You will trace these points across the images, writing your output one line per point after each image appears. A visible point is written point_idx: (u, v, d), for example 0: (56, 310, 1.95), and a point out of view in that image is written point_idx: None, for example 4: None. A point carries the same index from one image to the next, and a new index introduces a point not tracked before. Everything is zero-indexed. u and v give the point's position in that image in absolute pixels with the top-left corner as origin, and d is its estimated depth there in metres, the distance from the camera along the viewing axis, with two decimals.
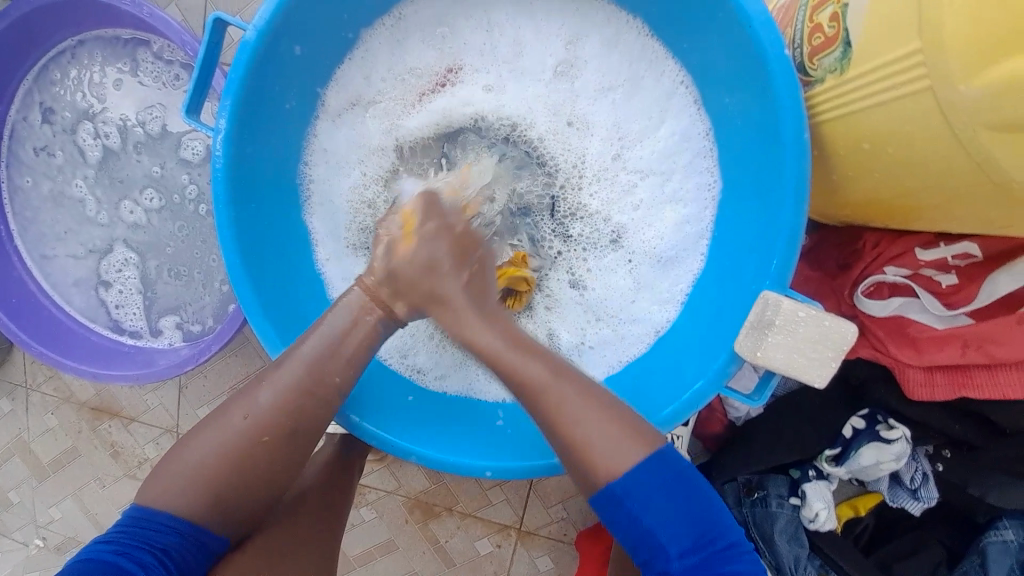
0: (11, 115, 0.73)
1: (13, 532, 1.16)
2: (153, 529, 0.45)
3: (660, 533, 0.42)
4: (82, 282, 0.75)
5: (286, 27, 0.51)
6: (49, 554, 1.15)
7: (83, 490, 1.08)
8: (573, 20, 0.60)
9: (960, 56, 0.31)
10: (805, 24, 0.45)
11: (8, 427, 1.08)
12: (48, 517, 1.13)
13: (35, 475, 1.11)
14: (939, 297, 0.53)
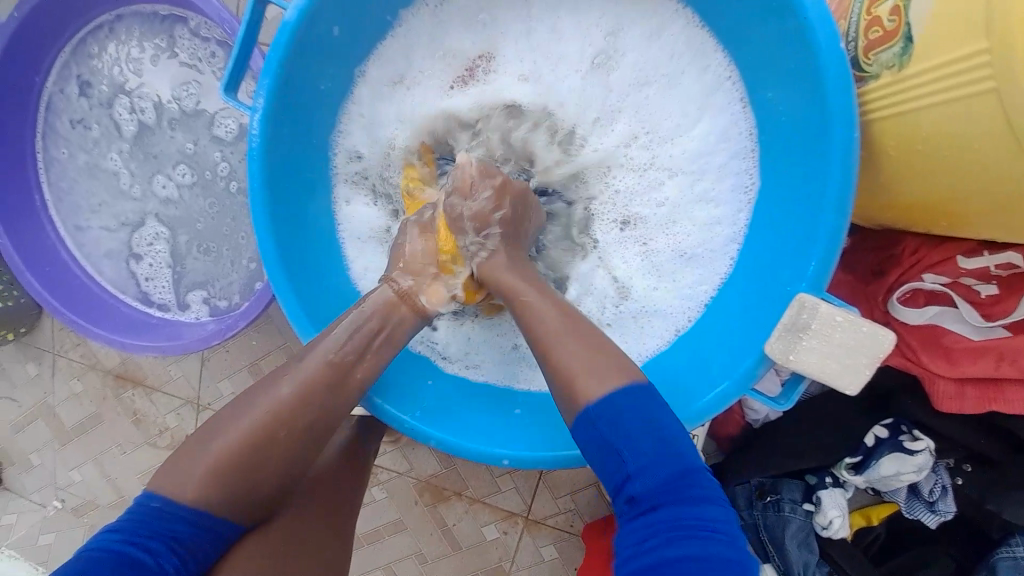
0: (48, 86, 0.73)
1: (35, 493, 1.20)
2: (167, 517, 0.44)
3: (628, 452, 0.41)
4: (113, 253, 0.76)
5: (327, 8, 0.51)
6: (70, 516, 1.19)
7: (105, 455, 1.11)
8: (617, 13, 0.60)
9: None
10: (862, 17, 0.44)
11: (34, 391, 1.12)
12: (70, 479, 1.17)
13: (59, 438, 1.14)
14: (976, 308, 0.53)
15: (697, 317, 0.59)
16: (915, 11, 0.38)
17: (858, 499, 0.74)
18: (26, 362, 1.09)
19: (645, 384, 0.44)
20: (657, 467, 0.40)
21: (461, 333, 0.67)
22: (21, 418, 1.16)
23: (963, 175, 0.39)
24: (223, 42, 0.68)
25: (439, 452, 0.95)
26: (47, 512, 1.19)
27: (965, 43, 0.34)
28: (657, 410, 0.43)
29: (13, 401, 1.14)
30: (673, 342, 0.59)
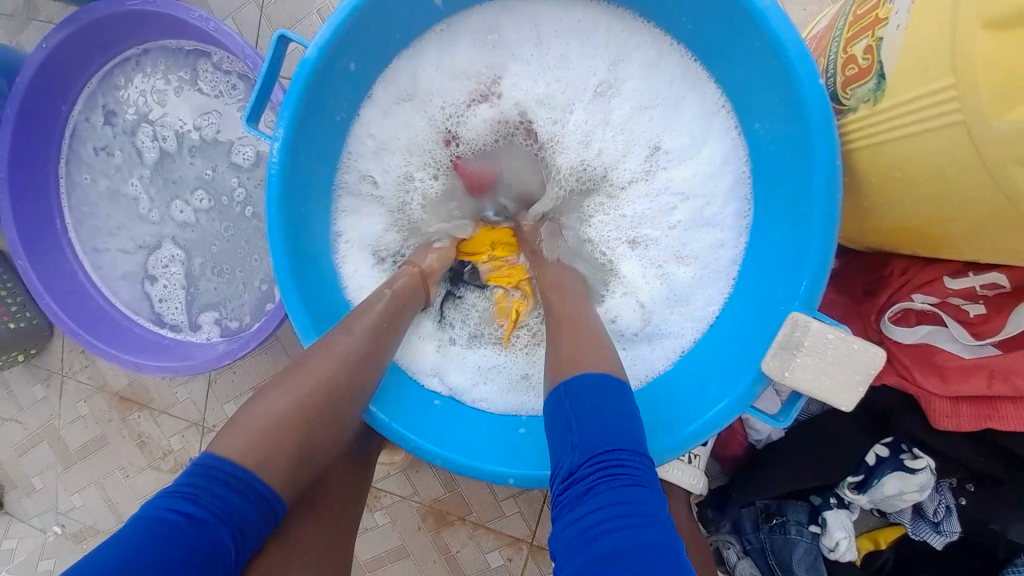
0: (73, 114, 0.76)
1: (34, 518, 1.19)
2: (227, 500, 0.41)
3: (573, 436, 0.45)
4: (129, 275, 0.79)
5: (345, 43, 0.55)
6: (69, 543, 1.18)
7: (108, 478, 1.11)
8: (618, 43, 0.62)
9: (992, 90, 0.33)
10: (840, 55, 0.48)
11: (41, 413, 1.12)
12: (70, 505, 1.17)
13: (62, 461, 1.14)
14: (966, 326, 0.54)
15: (702, 335, 0.61)
16: (887, 49, 0.41)
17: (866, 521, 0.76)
18: (34, 384, 1.10)
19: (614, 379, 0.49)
20: (591, 447, 0.44)
21: (465, 366, 0.67)
22: (25, 441, 1.16)
23: (924, 202, 0.42)
24: (244, 75, 0.72)
25: (442, 475, 0.94)
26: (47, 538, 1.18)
27: (928, 82, 0.37)
28: (618, 404, 0.47)
29: (18, 423, 1.15)
30: (679, 359, 0.62)
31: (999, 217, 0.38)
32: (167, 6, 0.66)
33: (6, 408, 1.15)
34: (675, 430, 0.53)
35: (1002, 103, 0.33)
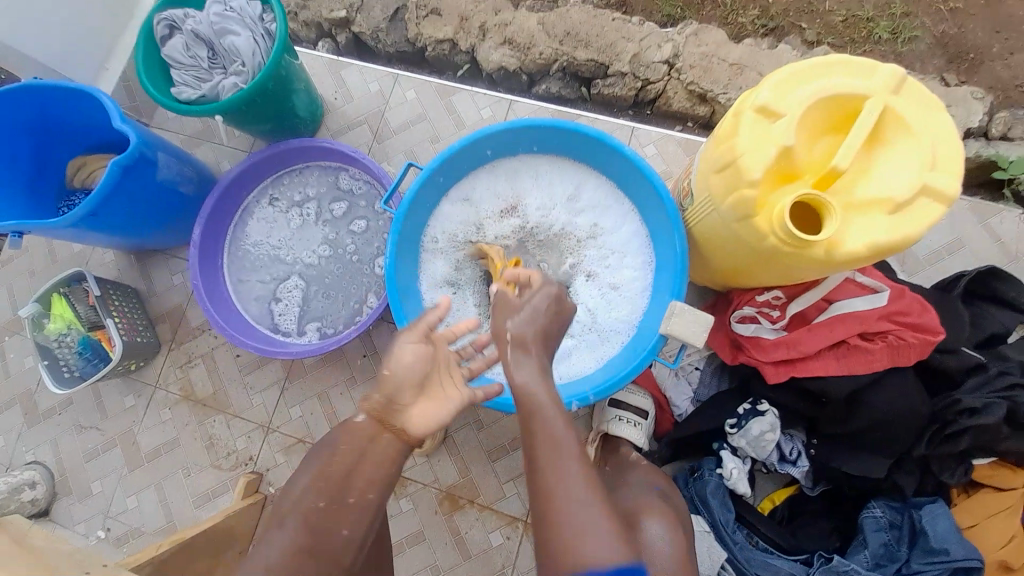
0: (247, 197, 1.19)
1: (77, 524, 1.30)
2: None
3: None
4: (261, 297, 1.17)
5: (442, 169, 1.03)
6: (109, 546, 1.28)
7: (169, 479, 1.30)
8: (586, 173, 1.10)
9: (723, 195, 0.75)
10: (682, 184, 0.96)
11: (121, 422, 1.34)
12: (122, 507, 1.30)
13: (128, 465, 1.32)
14: (773, 320, 0.92)
15: (630, 333, 1.03)
16: (693, 179, 0.85)
17: (766, 489, 1.04)
18: (125, 394, 1.35)
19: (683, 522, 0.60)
20: None
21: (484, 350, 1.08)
22: (94, 449, 1.33)
23: (715, 248, 0.85)
24: (368, 182, 1.18)
25: (458, 464, 1.21)
26: (89, 541, 1.28)
27: (704, 192, 0.80)
28: None
29: (94, 431, 1.34)
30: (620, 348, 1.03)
31: (738, 254, 0.79)
32: (333, 144, 1.12)
33: (89, 417, 1.35)
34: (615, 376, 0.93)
35: (726, 199, 0.74)
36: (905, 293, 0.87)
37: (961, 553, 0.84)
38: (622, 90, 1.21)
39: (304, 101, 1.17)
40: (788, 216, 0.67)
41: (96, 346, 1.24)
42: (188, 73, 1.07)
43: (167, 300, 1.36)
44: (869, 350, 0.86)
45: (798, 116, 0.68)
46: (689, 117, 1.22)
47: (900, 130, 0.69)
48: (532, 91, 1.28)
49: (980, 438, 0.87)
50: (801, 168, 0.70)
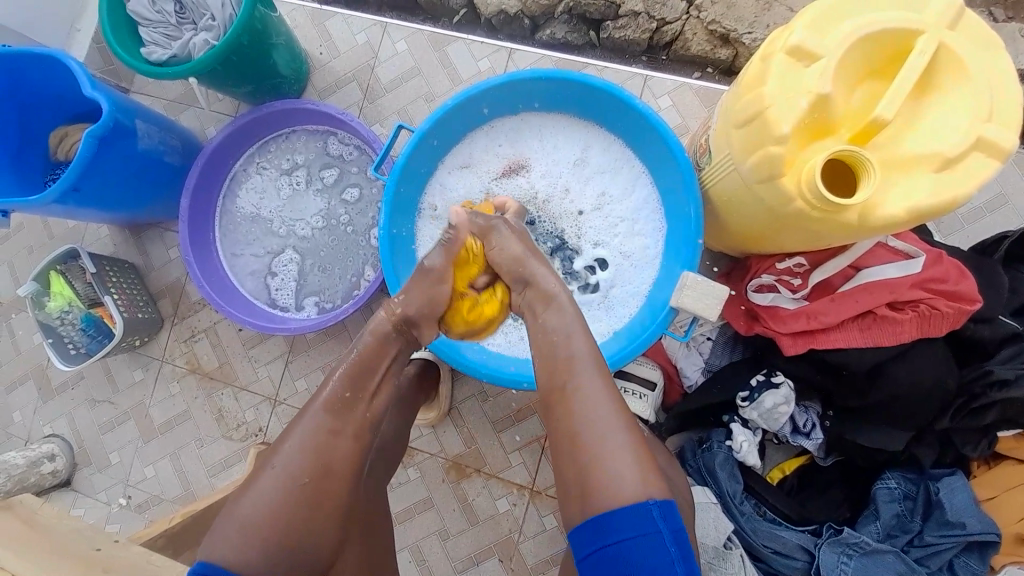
0: (236, 166, 1.13)
1: (98, 493, 1.29)
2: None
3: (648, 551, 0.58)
4: (256, 272, 1.13)
5: (436, 130, 0.95)
6: (130, 513, 1.26)
7: (182, 450, 1.28)
8: (593, 131, 1.02)
9: (742, 152, 0.67)
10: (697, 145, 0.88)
11: (134, 395, 1.31)
12: (140, 477, 1.29)
13: (143, 437, 1.30)
14: (792, 290, 0.86)
15: (639, 304, 0.98)
16: (710, 136, 0.77)
17: (777, 458, 1.01)
18: (133, 369, 1.31)
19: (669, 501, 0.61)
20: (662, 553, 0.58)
21: None
22: (109, 422, 1.31)
23: (733, 212, 0.77)
24: (360, 147, 1.11)
25: (464, 434, 1.19)
26: (111, 509, 1.27)
27: (722, 149, 0.73)
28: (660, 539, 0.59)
29: (109, 404, 1.31)
30: (627, 320, 0.98)
31: (757, 218, 0.72)
32: (319, 105, 1.05)
33: (103, 391, 1.32)
34: (622, 351, 0.88)
35: (745, 157, 0.67)
36: (940, 259, 0.81)
37: (978, 527, 0.82)
38: (634, 33, 1.09)
39: (284, 57, 1.07)
40: (820, 175, 0.60)
41: (99, 323, 1.19)
42: (157, 29, 0.99)
43: (165, 275, 1.31)
44: (897, 321, 0.81)
45: (836, 59, 0.59)
46: (710, 62, 1.11)
47: (956, 72, 0.60)
48: (535, 37, 1.16)
49: (1007, 413, 0.82)
50: (836, 119, 0.62)
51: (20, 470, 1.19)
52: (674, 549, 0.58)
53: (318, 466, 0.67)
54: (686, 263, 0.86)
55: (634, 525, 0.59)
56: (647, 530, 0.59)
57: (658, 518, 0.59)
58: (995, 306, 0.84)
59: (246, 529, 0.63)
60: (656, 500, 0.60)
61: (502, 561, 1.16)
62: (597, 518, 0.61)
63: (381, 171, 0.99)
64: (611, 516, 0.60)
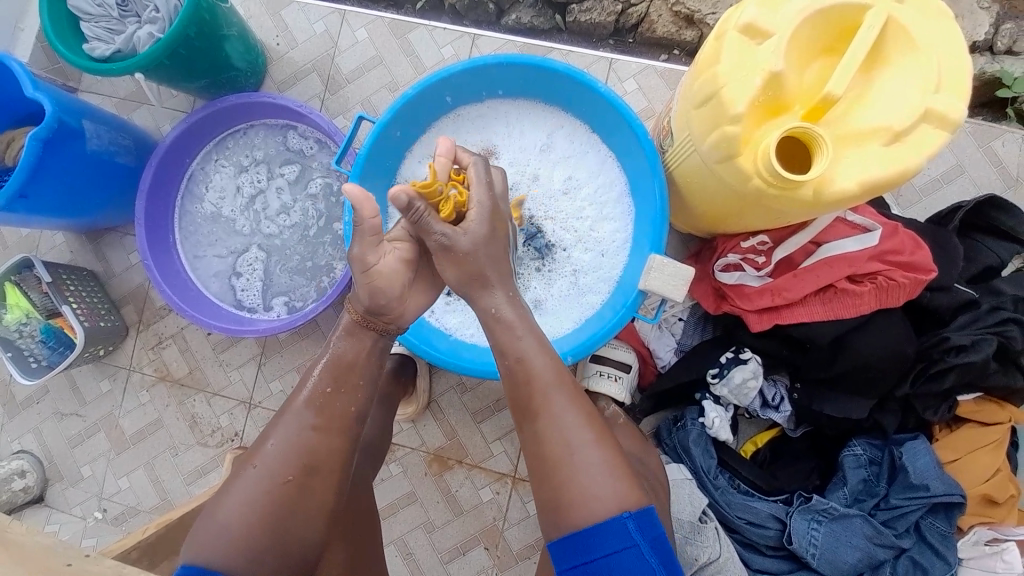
0: (192, 165, 1.09)
1: (71, 508, 1.25)
2: None
3: (624, 561, 0.60)
4: (220, 274, 1.10)
5: (398, 120, 0.93)
6: (106, 527, 1.23)
7: (156, 460, 1.25)
8: (558, 116, 1.01)
9: (701, 132, 0.67)
10: (660, 127, 0.88)
11: (102, 405, 1.27)
12: (114, 489, 1.25)
13: (114, 448, 1.26)
14: (757, 268, 0.88)
15: (610, 289, 0.98)
16: (672, 117, 0.77)
17: (750, 431, 1.03)
18: (101, 379, 1.27)
19: (644, 507, 0.63)
20: (640, 564, 0.60)
21: (460, 311, 1.01)
22: (77, 435, 1.26)
23: (696, 193, 0.77)
24: (322, 140, 1.08)
25: (444, 427, 1.19)
26: (85, 523, 1.23)
27: (682, 130, 0.73)
28: (632, 546, 0.61)
29: (77, 417, 1.27)
30: (600, 305, 0.98)
31: (719, 198, 0.73)
32: (276, 99, 1.02)
33: (69, 403, 1.27)
34: (595, 336, 0.89)
35: (704, 138, 0.67)
36: (897, 231, 0.83)
37: (941, 488, 0.86)
38: (600, 16, 1.09)
39: (238, 49, 1.03)
40: (775, 153, 0.60)
41: (59, 333, 1.15)
42: (99, 24, 0.94)
43: (129, 281, 1.27)
44: (856, 294, 0.83)
45: (789, 34, 0.59)
46: (676, 43, 1.10)
47: (906, 44, 0.61)
48: (501, 23, 1.14)
49: (964, 377, 0.85)
50: (790, 96, 0.62)
51: None
52: (653, 558, 0.60)
53: (294, 467, 0.64)
54: (654, 246, 0.86)
55: (612, 540, 0.61)
56: (625, 544, 0.61)
57: (634, 530, 0.61)
58: (951, 275, 0.87)
59: (221, 532, 0.62)
60: (630, 510, 0.62)
61: (487, 549, 1.17)
62: (572, 537, 0.63)
63: (343, 164, 0.97)
64: (588, 535, 0.62)
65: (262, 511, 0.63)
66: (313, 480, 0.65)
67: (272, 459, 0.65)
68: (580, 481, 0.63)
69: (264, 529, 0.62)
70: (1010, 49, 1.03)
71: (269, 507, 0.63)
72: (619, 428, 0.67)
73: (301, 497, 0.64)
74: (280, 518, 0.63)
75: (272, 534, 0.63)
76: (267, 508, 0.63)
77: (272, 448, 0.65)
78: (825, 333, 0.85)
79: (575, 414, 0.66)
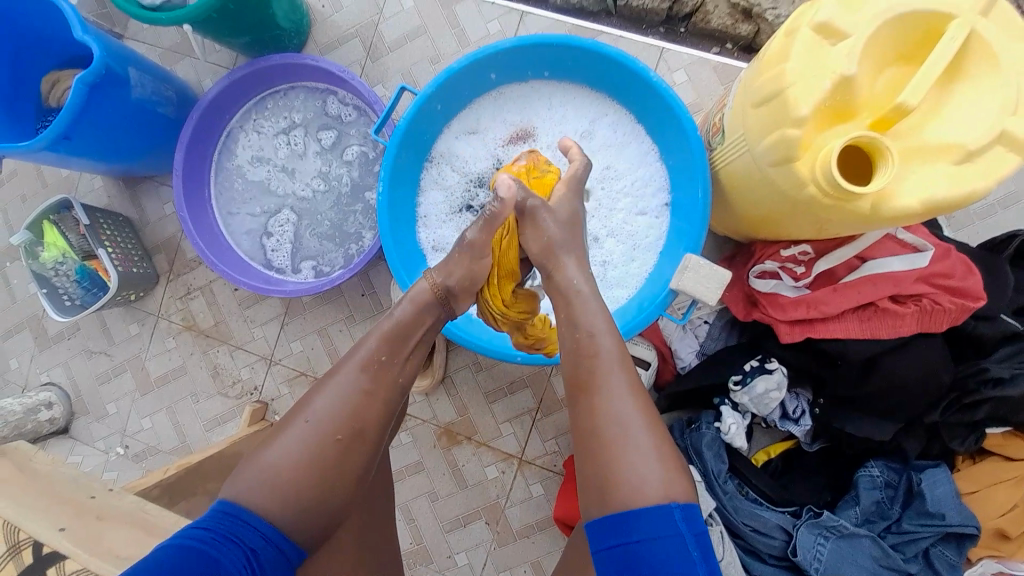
0: (232, 122, 1.09)
1: (96, 442, 1.30)
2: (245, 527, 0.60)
3: (661, 547, 0.58)
4: (251, 232, 1.12)
5: (440, 93, 0.91)
6: (127, 462, 1.29)
7: (177, 404, 1.29)
8: (603, 102, 0.98)
9: (759, 132, 0.64)
10: (710, 123, 0.84)
11: (130, 347, 1.31)
12: (136, 428, 1.30)
13: (139, 389, 1.30)
14: (795, 278, 0.85)
15: (638, 286, 0.97)
16: (727, 115, 0.74)
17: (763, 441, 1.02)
18: (129, 323, 1.31)
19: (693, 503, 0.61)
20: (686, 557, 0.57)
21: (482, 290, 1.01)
22: (104, 373, 1.31)
23: (742, 195, 0.75)
24: (361, 107, 1.07)
25: (457, 403, 1.21)
26: (108, 458, 1.29)
27: (738, 129, 0.70)
28: (672, 531, 0.58)
29: (105, 356, 1.31)
30: (625, 301, 0.97)
31: (767, 203, 0.70)
32: (319, 61, 1.01)
33: (98, 342, 1.31)
34: (619, 330, 0.88)
35: (762, 139, 0.64)
36: (948, 254, 0.80)
37: (957, 519, 0.84)
38: (653, 1, 1.04)
39: (284, 8, 1.02)
40: (836, 160, 0.58)
41: (93, 275, 1.17)
42: None
43: (162, 230, 1.29)
44: (897, 314, 0.80)
45: (867, 37, 0.56)
46: (729, 38, 1.05)
47: (992, 57, 0.57)
48: (550, 0, 1.10)
49: (997, 410, 0.83)
50: (859, 104, 0.59)
51: (20, 415, 1.21)
52: (696, 551, 0.58)
53: (319, 433, 0.65)
54: (690, 246, 0.84)
55: (655, 524, 0.59)
56: (667, 532, 0.58)
57: (680, 520, 0.59)
58: (998, 304, 0.84)
59: (249, 480, 0.63)
60: (678, 502, 0.60)
61: (488, 525, 1.19)
62: (611, 520, 0.61)
63: (382, 134, 0.96)
64: (631, 517, 0.60)
65: (291, 484, 0.63)
66: (352, 457, 0.66)
67: (309, 430, 0.65)
68: (595, 472, 0.63)
69: (292, 507, 0.63)
70: None
71: (300, 483, 0.63)
72: (640, 421, 0.66)
73: (329, 472, 0.65)
74: (309, 496, 0.64)
75: (298, 492, 0.63)
76: (288, 461, 0.64)
77: (306, 423, 0.66)
78: (858, 352, 0.82)
79: (600, 401, 0.65)
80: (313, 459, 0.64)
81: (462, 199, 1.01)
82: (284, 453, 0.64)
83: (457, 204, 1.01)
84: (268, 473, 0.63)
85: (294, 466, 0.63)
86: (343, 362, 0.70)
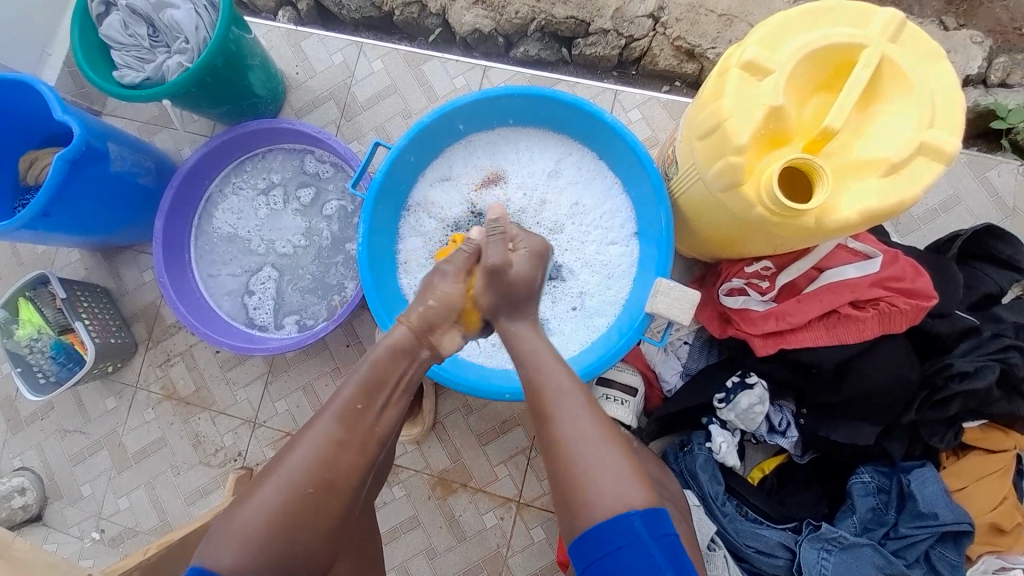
0: (211, 187, 1.12)
1: (69, 528, 1.23)
2: None
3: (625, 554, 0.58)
4: (233, 292, 1.12)
5: (413, 146, 0.96)
6: (103, 548, 1.22)
7: (158, 479, 1.24)
8: (567, 143, 1.04)
9: (706, 162, 0.70)
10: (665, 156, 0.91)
11: (107, 422, 1.27)
12: (113, 509, 1.24)
13: (116, 466, 1.25)
14: (761, 293, 0.89)
15: (616, 313, 1.00)
16: (677, 148, 0.80)
17: (756, 458, 1.03)
18: (106, 396, 1.27)
19: (654, 508, 0.61)
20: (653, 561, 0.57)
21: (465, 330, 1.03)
22: (79, 453, 1.26)
23: (700, 218, 0.80)
24: (338, 164, 1.12)
25: (449, 449, 1.19)
26: (82, 544, 1.22)
27: (688, 160, 0.76)
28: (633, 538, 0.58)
29: (80, 434, 1.27)
30: (605, 329, 1.00)
31: (724, 225, 0.75)
32: (295, 125, 1.06)
33: (73, 420, 1.27)
34: (603, 358, 0.90)
35: (710, 167, 0.70)
36: (897, 258, 0.85)
37: (950, 517, 0.85)
38: (604, 49, 1.14)
39: (260, 78, 1.08)
40: (777, 182, 0.63)
41: (69, 349, 1.16)
42: (129, 52, 0.99)
43: (140, 299, 1.28)
44: (860, 319, 0.84)
45: (787, 72, 0.63)
46: (677, 76, 1.15)
47: (899, 82, 0.64)
48: (509, 55, 1.19)
49: (968, 404, 0.86)
50: (791, 129, 0.65)
51: None
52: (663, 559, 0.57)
53: (314, 482, 0.64)
54: (660, 270, 0.88)
55: (618, 535, 0.59)
56: (629, 540, 0.58)
57: (636, 526, 0.59)
58: (952, 302, 0.89)
59: (233, 545, 0.61)
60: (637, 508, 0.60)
61: None
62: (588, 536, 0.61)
63: (358, 187, 0.99)
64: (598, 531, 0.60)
65: (266, 540, 0.62)
66: (327, 510, 0.65)
67: (281, 479, 0.64)
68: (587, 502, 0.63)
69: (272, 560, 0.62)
70: (1002, 82, 1.08)
71: (278, 539, 0.62)
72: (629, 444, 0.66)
73: (307, 532, 0.64)
74: (289, 549, 0.63)
75: (280, 552, 0.62)
76: (278, 521, 0.62)
77: (279, 476, 0.65)
78: (830, 358, 0.86)
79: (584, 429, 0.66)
80: (290, 510, 0.63)
81: (440, 244, 1.05)
82: (259, 509, 0.63)
83: (435, 249, 1.05)
84: (255, 532, 0.62)
85: (282, 523, 0.62)
86: (323, 411, 0.69)
